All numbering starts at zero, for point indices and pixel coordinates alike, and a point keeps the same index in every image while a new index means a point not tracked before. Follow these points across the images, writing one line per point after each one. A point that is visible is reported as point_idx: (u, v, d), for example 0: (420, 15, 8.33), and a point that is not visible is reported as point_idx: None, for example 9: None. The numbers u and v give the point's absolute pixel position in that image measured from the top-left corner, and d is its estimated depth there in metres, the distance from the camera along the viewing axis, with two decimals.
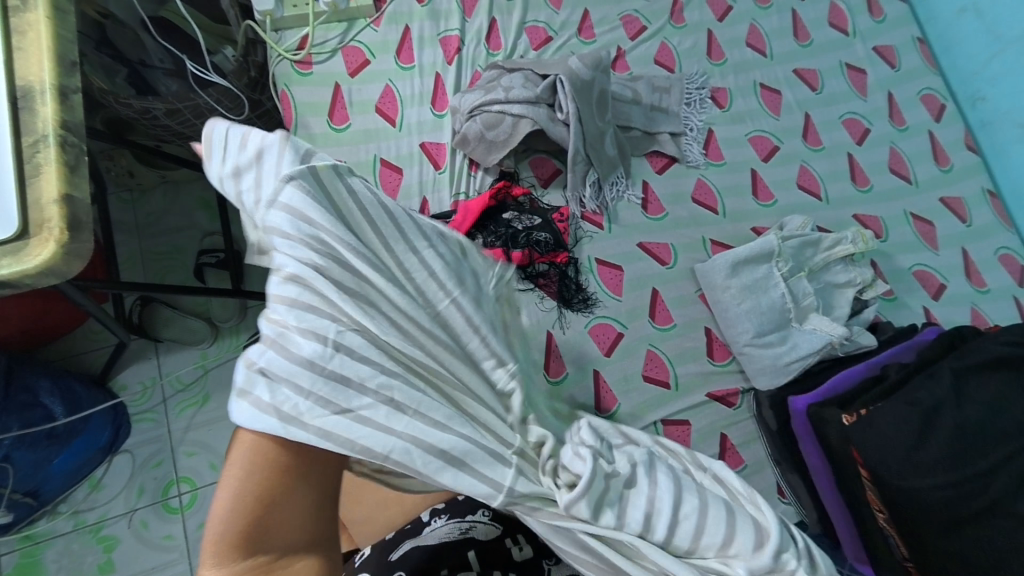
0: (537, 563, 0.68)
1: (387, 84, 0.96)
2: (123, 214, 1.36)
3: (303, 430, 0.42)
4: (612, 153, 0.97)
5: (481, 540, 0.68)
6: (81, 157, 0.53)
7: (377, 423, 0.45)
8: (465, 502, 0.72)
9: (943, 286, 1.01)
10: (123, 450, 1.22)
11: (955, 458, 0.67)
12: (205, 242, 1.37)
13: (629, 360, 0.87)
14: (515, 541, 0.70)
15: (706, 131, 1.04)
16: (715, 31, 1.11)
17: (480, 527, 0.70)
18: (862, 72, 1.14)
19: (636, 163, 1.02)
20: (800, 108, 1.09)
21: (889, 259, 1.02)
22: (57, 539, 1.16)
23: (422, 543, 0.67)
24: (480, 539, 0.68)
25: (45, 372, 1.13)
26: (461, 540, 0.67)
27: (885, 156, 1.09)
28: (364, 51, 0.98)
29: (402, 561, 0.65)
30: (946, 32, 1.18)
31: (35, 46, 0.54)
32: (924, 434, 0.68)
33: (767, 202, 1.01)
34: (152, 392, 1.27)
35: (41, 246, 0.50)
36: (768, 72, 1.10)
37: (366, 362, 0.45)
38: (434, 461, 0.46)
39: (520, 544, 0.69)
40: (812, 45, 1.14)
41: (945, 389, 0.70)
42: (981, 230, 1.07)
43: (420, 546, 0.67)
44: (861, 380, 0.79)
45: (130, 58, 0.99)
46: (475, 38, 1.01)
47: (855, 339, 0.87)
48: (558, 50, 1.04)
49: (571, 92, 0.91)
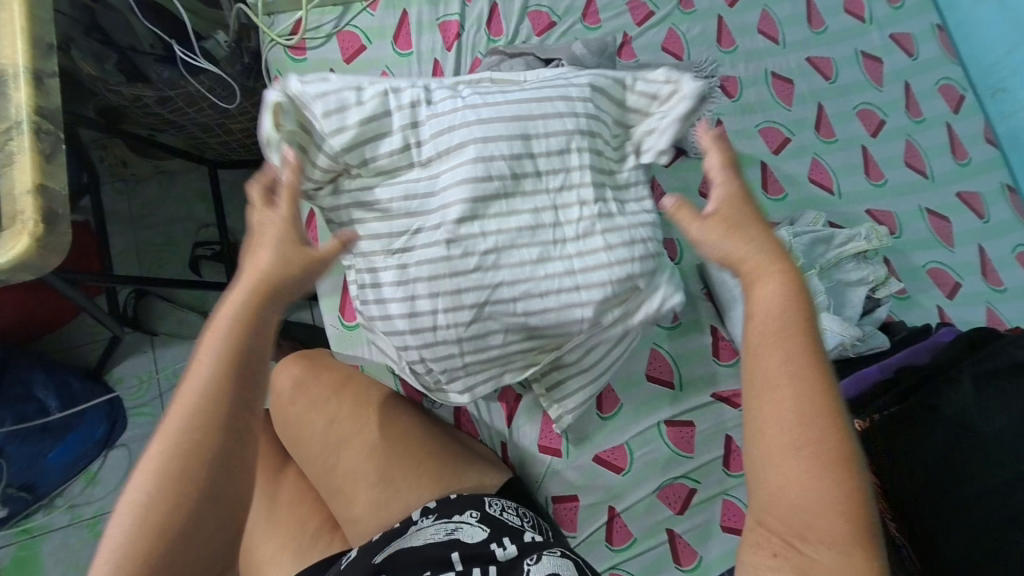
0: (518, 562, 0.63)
1: (383, 71, 0.93)
2: (118, 205, 1.33)
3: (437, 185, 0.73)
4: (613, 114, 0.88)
5: (467, 542, 0.65)
6: (57, 146, 0.51)
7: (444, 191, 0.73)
8: (456, 500, 0.69)
9: (957, 285, 0.99)
10: (119, 443, 1.21)
11: (947, 458, 0.66)
12: (202, 233, 1.36)
13: (634, 360, 0.88)
14: (502, 542, 0.66)
15: (714, 122, 1.00)
16: (725, 17, 1.06)
17: (466, 528, 0.66)
18: (877, 61, 1.10)
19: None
20: (813, 99, 1.05)
21: (903, 256, 0.99)
22: (54, 533, 1.15)
23: (408, 544, 0.65)
24: (466, 541, 0.65)
25: (40, 365, 1.12)
26: (445, 542, 0.65)
27: (900, 149, 1.05)
28: (360, 37, 0.94)
29: (386, 565, 0.62)
30: (966, 20, 1.13)
31: (7, 27, 0.51)
32: (942, 445, 0.66)
33: (777, 197, 0.98)
34: (149, 385, 1.25)
35: (13, 240, 0.47)
36: (780, 60, 1.06)
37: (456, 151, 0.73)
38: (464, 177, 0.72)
39: (506, 546, 0.65)
40: (826, 33, 1.09)
41: (965, 398, 0.67)
42: (998, 227, 1.03)
43: (404, 548, 0.64)
44: (873, 385, 0.76)
45: (119, 45, 0.94)
46: (475, 23, 0.97)
47: (867, 340, 0.84)
48: (561, 37, 1.00)
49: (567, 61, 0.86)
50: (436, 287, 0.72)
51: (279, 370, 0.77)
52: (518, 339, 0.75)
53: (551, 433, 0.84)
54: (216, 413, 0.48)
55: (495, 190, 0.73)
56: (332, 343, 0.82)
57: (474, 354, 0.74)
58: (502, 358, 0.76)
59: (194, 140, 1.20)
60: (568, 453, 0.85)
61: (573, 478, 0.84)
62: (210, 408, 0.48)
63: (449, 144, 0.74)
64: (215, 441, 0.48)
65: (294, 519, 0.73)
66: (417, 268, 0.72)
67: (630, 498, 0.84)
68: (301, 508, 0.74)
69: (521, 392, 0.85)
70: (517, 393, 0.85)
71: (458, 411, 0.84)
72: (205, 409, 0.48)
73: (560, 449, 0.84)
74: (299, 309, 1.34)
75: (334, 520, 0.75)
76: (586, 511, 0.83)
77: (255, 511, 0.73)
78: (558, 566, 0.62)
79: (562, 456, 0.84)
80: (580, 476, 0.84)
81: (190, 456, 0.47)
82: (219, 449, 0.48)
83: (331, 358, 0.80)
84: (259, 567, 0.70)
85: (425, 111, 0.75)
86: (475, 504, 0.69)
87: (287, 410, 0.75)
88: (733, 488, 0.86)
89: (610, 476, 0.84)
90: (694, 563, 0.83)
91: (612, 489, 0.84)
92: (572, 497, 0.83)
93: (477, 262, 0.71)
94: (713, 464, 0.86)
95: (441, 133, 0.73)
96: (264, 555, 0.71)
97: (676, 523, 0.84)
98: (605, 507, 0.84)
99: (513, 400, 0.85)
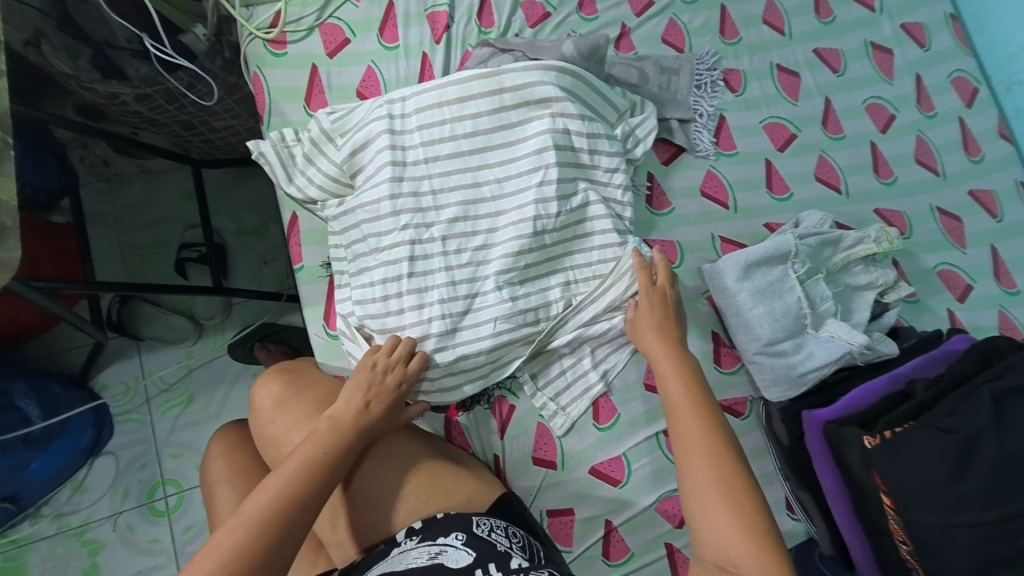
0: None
1: (369, 66, 0.88)
2: (100, 206, 1.29)
3: (425, 171, 0.76)
4: (611, 116, 0.85)
5: (451, 568, 0.60)
6: (4, 152, 0.47)
7: (439, 181, 0.76)
8: (441, 521, 0.66)
9: (970, 287, 0.95)
10: (105, 452, 1.18)
11: (961, 474, 0.63)
12: (187, 234, 1.31)
13: (632, 368, 0.84)
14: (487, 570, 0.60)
15: (717, 118, 0.96)
16: (729, 7, 1.01)
17: (450, 552, 0.62)
18: (888, 52, 1.05)
19: (636, 126, 0.88)
20: (820, 93, 1.00)
21: (912, 258, 0.95)
22: (40, 543, 1.13)
23: (390, 569, 0.61)
24: (450, 566, 0.60)
25: (20, 373, 1.08)
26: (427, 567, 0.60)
27: (911, 146, 1.00)
28: (344, 30, 0.89)
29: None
30: (981, 10, 1.08)
31: None
32: (961, 462, 0.63)
33: (783, 196, 0.94)
34: (135, 391, 1.22)
35: None
36: (786, 53, 1.01)
37: (444, 143, 0.77)
38: (456, 170, 0.77)
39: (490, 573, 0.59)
40: (834, 23, 1.04)
41: (988, 418, 0.64)
42: (1012, 227, 0.99)
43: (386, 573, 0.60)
44: (884, 396, 0.75)
45: (95, 39, 0.91)
46: (466, 15, 0.92)
47: (876, 347, 0.80)
48: (556, 29, 0.95)
49: (562, 65, 0.80)
50: (420, 266, 0.74)
51: (261, 384, 0.75)
52: (511, 339, 0.76)
53: (546, 445, 0.81)
54: (319, 469, 0.63)
55: (477, 184, 0.77)
56: (317, 354, 0.79)
57: (469, 351, 0.74)
58: (497, 354, 0.76)
59: (177, 139, 1.16)
60: (563, 465, 0.82)
61: (570, 491, 0.81)
62: (316, 467, 0.62)
63: (437, 138, 0.76)
64: (311, 491, 0.61)
65: None
66: (405, 250, 0.74)
67: (628, 512, 0.81)
68: None
69: (515, 402, 0.82)
70: (510, 403, 0.82)
71: (449, 422, 0.81)
72: (312, 468, 0.62)
73: (555, 461, 0.81)
74: (290, 312, 1.31)
75: (318, 541, 0.72)
76: (583, 526, 0.80)
77: None
78: None
79: (557, 468, 0.81)
80: (576, 489, 0.81)
81: (290, 498, 0.60)
82: (311, 495, 0.61)
83: (316, 369, 0.77)
84: None
85: (411, 104, 0.77)
86: (462, 525, 0.65)
87: (268, 428, 0.72)
88: None
89: (608, 489, 0.81)
90: None
91: (610, 503, 0.81)
92: (567, 511, 0.80)
93: (470, 257, 0.75)
94: None
95: (430, 137, 0.76)
96: None
97: (676, 538, 0.81)
98: (603, 522, 0.81)
99: (506, 411, 0.81)
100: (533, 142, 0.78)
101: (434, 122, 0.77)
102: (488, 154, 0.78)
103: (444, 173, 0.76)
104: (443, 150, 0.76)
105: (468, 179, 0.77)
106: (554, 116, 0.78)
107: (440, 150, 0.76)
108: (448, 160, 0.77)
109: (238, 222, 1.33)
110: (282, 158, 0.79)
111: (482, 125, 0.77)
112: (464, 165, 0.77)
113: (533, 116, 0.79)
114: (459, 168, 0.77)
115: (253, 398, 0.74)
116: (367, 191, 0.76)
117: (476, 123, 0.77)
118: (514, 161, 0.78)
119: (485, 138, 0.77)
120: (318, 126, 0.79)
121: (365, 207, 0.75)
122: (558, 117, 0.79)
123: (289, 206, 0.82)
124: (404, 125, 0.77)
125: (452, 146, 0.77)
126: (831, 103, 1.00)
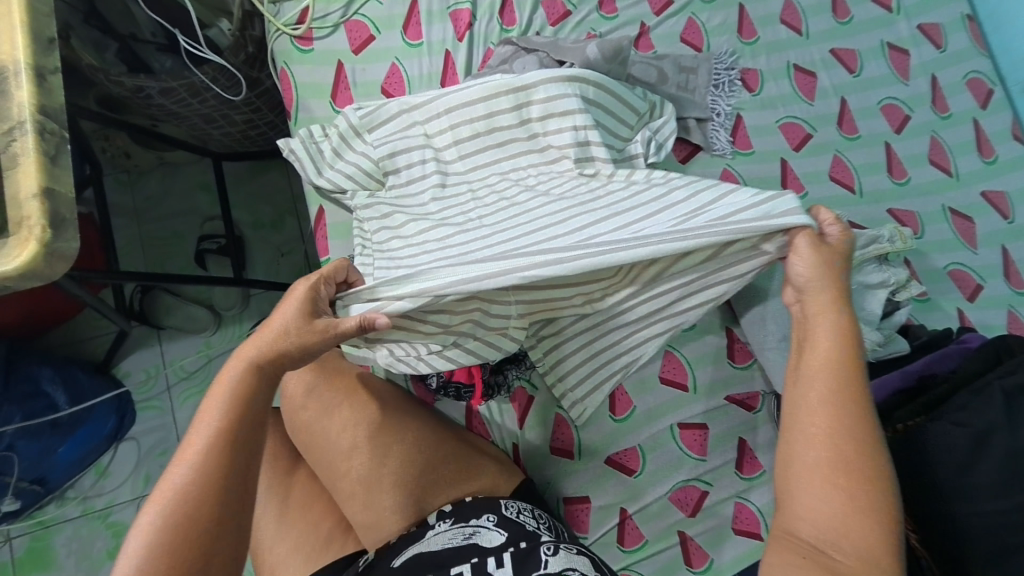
0: (533, 559, 0.61)
1: (392, 63, 0.90)
2: (121, 198, 1.32)
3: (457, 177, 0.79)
4: (631, 121, 0.86)
5: (486, 547, 0.65)
6: (61, 147, 0.49)
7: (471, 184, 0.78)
8: (470, 505, 0.70)
9: (979, 287, 0.96)
10: (128, 438, 1.21)
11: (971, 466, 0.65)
12: (205, 226, 1.33)
13: (646, 363, 0.87)
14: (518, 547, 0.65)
15: (733, 117, 0.97)
16: (746, 6, 1.02)
17: (483, 533, 0.66)
18: (904, 53, 1.05)
19: (655, 130, 0.89)
20: (836, 93, 1.01)
21: (922, 258, 0.96)
22: (66, 525, 1.16)
23: (428, 549, 0.65)
24: (485, 545, 0.65)
25: (47, 360, 1.11)
26: (463, 546, 0.65)
27: (924, 146, 1.01)
28: (368, 27, 0.90)
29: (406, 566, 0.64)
30: (998, 11, 1.08)
31: (6, 21, 0.49)
32: (970, 456, 0.65)
33: (798, 195, 0.95)
34: (156, 380, 1.25)
35: (20, 247, 0.46)
36: (803, 52, 1.02)
37: (474, 153, 0.79)
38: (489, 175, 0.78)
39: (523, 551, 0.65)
40: (851, 23, 1.05)
41: (998, 413, 0.65)
42: None
43: (426, 553, 0.65)
44: (894, 391, 0.77)
45: (120, 33, 0.93)
46: (487, 12, 0.93)
47: (887, 343, 0.82)
48: (576, 27, 0.96)
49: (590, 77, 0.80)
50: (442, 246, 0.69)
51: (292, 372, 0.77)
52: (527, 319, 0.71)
53: (563, 435, 0.84)
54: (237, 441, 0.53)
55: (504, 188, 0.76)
56: None
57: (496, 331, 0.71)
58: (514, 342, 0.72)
59: (198, 132, 1.17)
60: (580, 455, 0.84)
61: (585, 480, 0.83)
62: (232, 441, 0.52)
63: (468, 151, 0.79)
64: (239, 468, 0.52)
65: (307, 521, 0.73)
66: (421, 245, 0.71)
67: (642, 500, 0.83)
68: (313, 509, 0.74)
69: (534, 393, 0.85)
70: (529, 394, 0.85)
71: (469, 411, 0.84)
72: (227, 444, 0.52)
73: (572, 451, 0.84)
74: None
75: (347, 523, 0.74)
76: (598, 514, 0.83)
77: (270, 513, 0.72)
78: (576, 562, 0.61)
79: (574, 458, 0.84)
80: (592, 478, 0.83)
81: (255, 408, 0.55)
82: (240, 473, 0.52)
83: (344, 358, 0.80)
84: (275, 565, 0.70)
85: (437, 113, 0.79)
86: (492, 507, 0.69)
87: (300, 414, 0.75)
88: (745, 492, 0.86)
89: (623, 479, 0.84)
90: (706, 567, 0.83)
91: (624, 493, 0.83)
92: (583, 499, 0.83)
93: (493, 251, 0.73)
94: (727, 468, 0.86)
95: (464, 150, 0.79)
96: (279, 554, 0.71)
97: (689, 527, 0.84)
98: (617, 510, 0.83)
99: (524, 401, 0.84)
100: (555, 140, 0.77)
101: (465, 134, 0.78)
102: (519, 163, 0.78)
103: (476, 180, 0.78)
104: (477, 159, 0.79)
105: (495, 183, 0.77)
106: (577, 129, 0.76)
107: (473, 158, 0.79)
108: (481, 167, 0.79)
109: (255, 215, 1.35)
110: (313, 159, 0.81)
111: (509, 136, 0.78)
112: (498, 170, 0.78)
113: (555, 125, 0.77)
114: (488, 175, 0.78)
115: (284, 386, 0.76)
116: (401, 197, 0.79)
117: (501, 134, 0.78)
118: (542, 169, 0.77)
119: (516, 149, 0.78)
120: (345, 121, 0.81)
121: (394, 204, 0.78)
122: (581, 131, 0.76)
123: (315, 200, 0.84)
124: (433, 134, 0.79)
125: (483, 154, 0.79)
126: (846, 104, 1.01)
